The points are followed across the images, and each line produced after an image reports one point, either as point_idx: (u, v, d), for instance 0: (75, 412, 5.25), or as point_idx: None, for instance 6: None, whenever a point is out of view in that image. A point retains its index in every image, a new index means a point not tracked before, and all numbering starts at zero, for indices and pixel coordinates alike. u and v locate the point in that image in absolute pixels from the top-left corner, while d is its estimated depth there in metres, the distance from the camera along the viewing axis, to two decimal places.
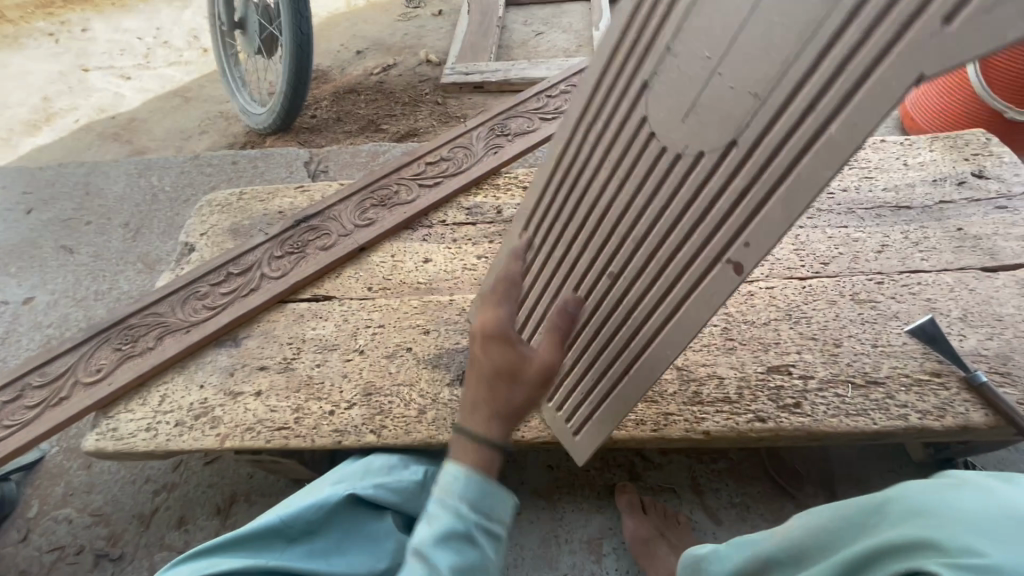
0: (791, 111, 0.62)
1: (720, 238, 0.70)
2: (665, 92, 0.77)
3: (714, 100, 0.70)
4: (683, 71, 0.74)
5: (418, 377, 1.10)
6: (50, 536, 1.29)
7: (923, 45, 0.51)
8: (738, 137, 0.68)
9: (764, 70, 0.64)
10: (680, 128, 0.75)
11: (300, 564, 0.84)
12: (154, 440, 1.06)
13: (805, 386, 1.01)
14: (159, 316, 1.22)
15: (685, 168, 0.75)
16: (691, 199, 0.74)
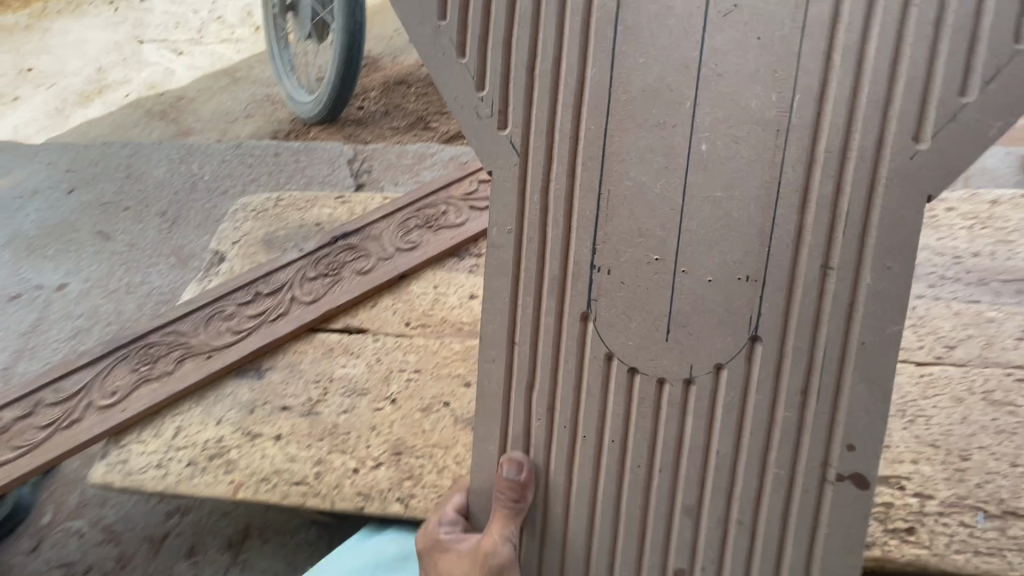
0: (810, 275, 0.70)
1: (825, 456, 0.74)
2: (613, 314, 0.76)
3: (695, 309, 0.74)
4: (630, 286, 0.75)
5: (455, 440, 0.96)
6: (59, 550, 1.23)
7: (914, 173, 0.65)
8: (756, 333, 0.73)
9: (735, 257, 0.72)
10: (668, 355, 0.75)
11: None
12: (164, 480, 0.97)
13: (922, 508, 0.83)
14: (181, 336, 1.13)
15: (724, 388, 0.75)
16: (765, 424, 0.75)
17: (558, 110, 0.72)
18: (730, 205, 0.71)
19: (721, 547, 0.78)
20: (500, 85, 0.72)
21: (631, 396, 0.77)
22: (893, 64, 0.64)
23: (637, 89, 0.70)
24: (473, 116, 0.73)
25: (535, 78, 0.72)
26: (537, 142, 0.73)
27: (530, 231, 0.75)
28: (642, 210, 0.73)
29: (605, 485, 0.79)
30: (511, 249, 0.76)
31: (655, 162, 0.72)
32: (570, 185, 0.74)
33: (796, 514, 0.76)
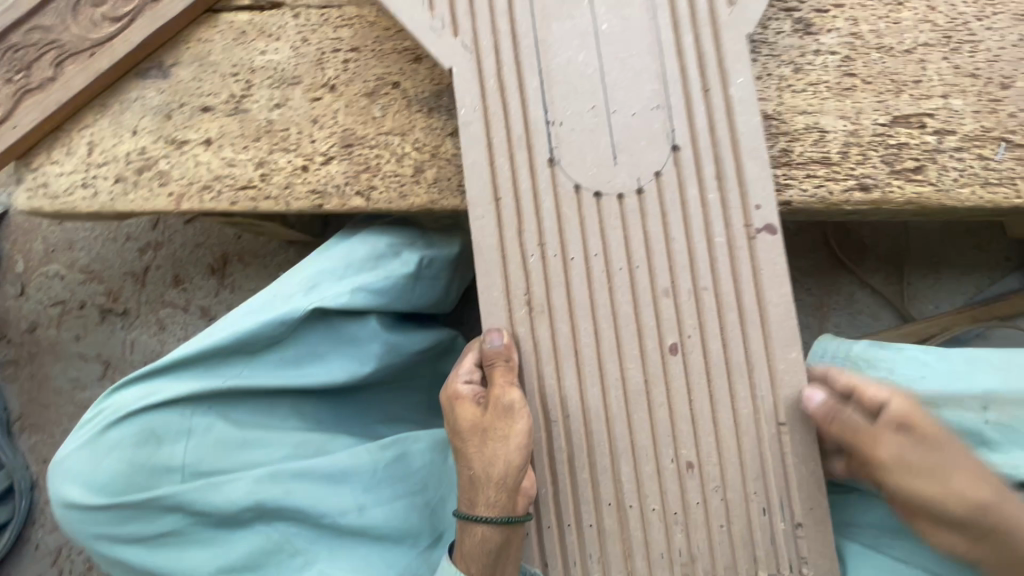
0: (709, 82, 0.70)
1: (734, 219, 0.69)
2: (575, 152, 0.71)
3: (629, 136, 0.70)
4: (580, 132, 0.71)
5: (411, 124, 0.82)
6: (47, 291, 1.24)
7: None
8: (676, 142, 0.70)
9: (652, 87, 0.71)
10: (619, 174, 0.70)
11: (270, 377, 0.75)
12: (97, 200, 0.87)
13: (939, 144, 0.74)
14: (49, 33, 0.88)
15: (669, 192, 0.70)
16: (699, 210, 0.70)
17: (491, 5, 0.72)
18: (627, 45, 0.71)
19: (698, 317, 0.69)
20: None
21: (599, 218, 0.70)
22: None
23: None
24: (426, 29, 0.72)
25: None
26: (468, 20, 0.72)
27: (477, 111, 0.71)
28: (570, 69, 0.71)
29: (597, 293, 0.70)
30: (479, 123, 0.71)
31: (571, 24, 0.71)
32: (508, 49, 0.72)
33: (746, 273, 0.69)
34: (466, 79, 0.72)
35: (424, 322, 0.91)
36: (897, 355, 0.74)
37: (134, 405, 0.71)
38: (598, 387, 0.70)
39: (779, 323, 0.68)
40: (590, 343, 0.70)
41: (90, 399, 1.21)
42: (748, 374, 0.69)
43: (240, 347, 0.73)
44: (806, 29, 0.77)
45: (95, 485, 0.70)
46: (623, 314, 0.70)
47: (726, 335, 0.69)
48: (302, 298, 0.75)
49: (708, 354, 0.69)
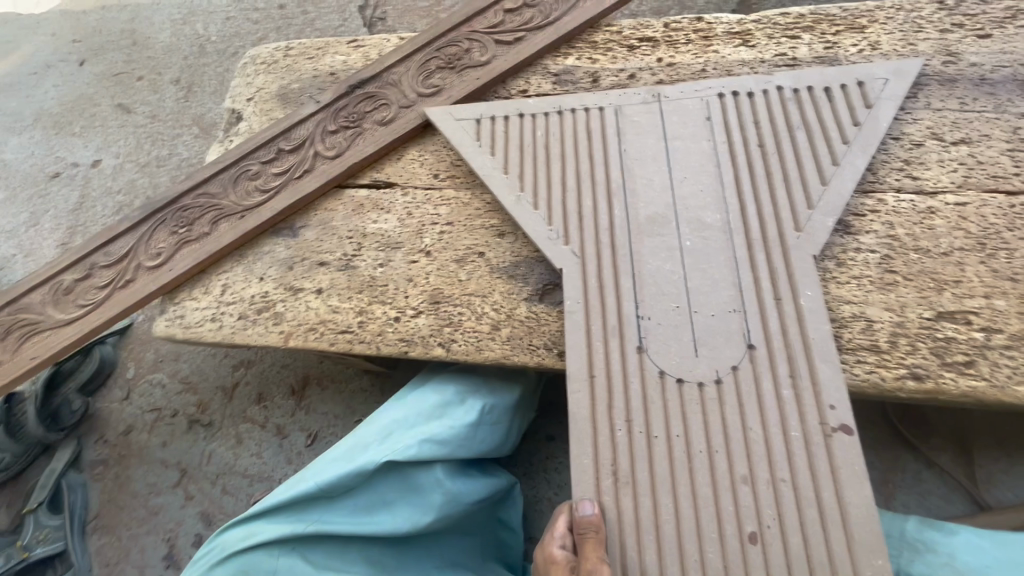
0: (780, 290, 0.81)
1: (816, 417, 0.73)
2: (662, 341, 0.80)
3: (706, 331, 0.80)
4: (665, 325, 0.81)
5: (492, 288, 0.95)
6: (148, 397, 1.39)
7: (829, 201, 0.85)
8: (753, 343, 0.78)
9: (727, 293, 0.82)
10: (700, 364, 0.78)
11: (344, 524, 0.83)
12: (220, 331, 1.02)
13: (987, 341, 0.78)
14: (212, 198, 1.12)
15: (746, 383, 0.76)
16: (779, 407, 0.74)
17: (597, 225, 0.89)
18: (707, 258, 0.84)
19: (777, 507, 0.70)
20: (547, 191, 0.93)
21: (681, 402, 0.76)
22: (788, 147, 0.90)
23: (644, 217, 0.89)
24: (543, 237, 0.90)
25: (580, 184, 0.93)
26: (578, 232, 0.89)
27: (572, 300, 0.85)
28: (659, 275, 0.84)
29: (679, 472, 0.73)
30: (580, 310, 0.84)
31: (661, 240, 0.87)
32: (608, 255, 0.87)
33: (823, 469, 0.71)
34: (572, 279, 0.86)
35: (485, 468, 0.96)
36: (956, 540, 0.74)
37: (234, 543, 0.81)
38: (679, 573, 0.69)
39: (862, 522, 0.68)
40: (671, 522, 0.71)
41: (162, 505, 1.28)
42: (832, 575, 0.67)
43: (322, 494, 0.83)
44: (845, 229, 0.87)
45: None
46: (702, 496, 0.71)
47: (806, 531, 0.69)
48: (377, 449, 0.85)
49: (790, 548, 0.68)
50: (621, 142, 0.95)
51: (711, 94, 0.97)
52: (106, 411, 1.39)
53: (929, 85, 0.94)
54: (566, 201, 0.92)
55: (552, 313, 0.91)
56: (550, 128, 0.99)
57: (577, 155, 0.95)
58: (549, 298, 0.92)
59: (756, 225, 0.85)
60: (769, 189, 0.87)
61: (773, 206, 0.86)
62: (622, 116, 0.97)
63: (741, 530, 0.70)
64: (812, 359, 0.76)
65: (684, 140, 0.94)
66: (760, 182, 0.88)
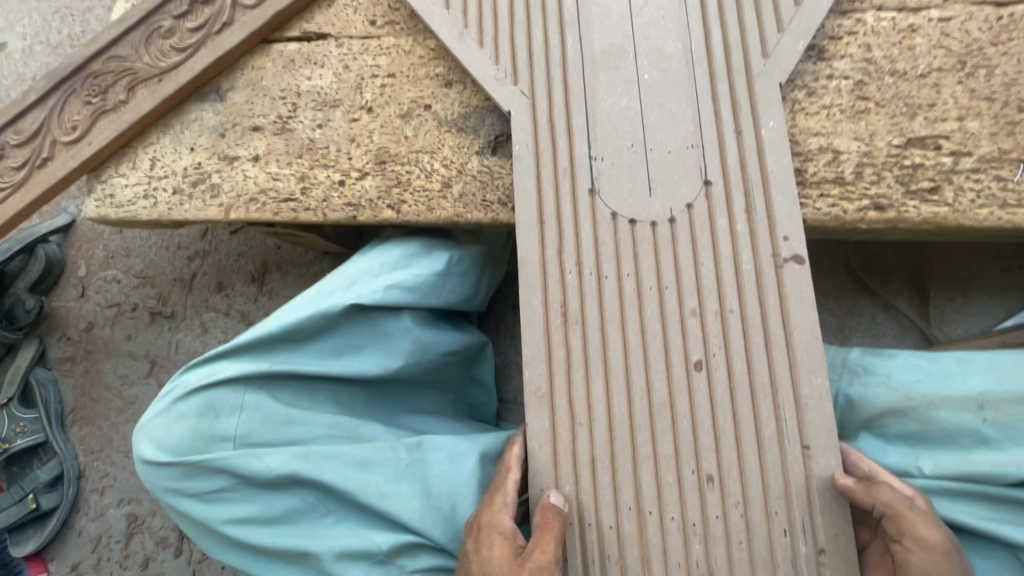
0: (745, 120, 0.75)
1: (768, 250, 0.71)
2: (615, 183, 0.75)
3: (663, 168, 0.75)
4: (619, 166, 0.76)
5: (441, 143, 0.88)
6: (104, 294, 1.34)
7: (803, 19, 0.77)
8: (710, 180, 0.74)
9: (686, 128, 0.76)
10: (653, 205, 0.74)
11: (312, 366, 0.78)
12: (155, 209, 0.95)
13: (954, 166, 0.75)
14: (124, 61, 0.99)
15: (701, 221, 0.73)
16: (732, 242, 0.72)
17: (548, 62, 0.81)
18: (667, 93, 0.77)
19: (723, 336, 0.70)
20: (493, 27, 0.83)
21: (633, 243, 0.74)
22: None
23: (599, 50, 0.80)
24: (490, 78, 0.82)
25: (529, 17, 0.83)
26: (529, 71, 0.81)
27: (522, 146, 0.79)
28: (615, 113, 0.78)
29: (629, 310, 0.72)
30: (530, 155, 0.78)
31: (617, 74, 0.79)
32: (560, 95, 0.80)
33: (772, 298, 0.70)
34: (522, 122, 0.80)
35: (456, 325, 0.94)
36: (893, 361, 0.76)
37: (198, 380, 0.75)
38: (625, 401, 0.70)
39: (805, 346, 0.69)
40: (619, 355, 0.71)
41: (137, 395, 1.29)
42: (771, 395, 0.68)
43: (286, 336, 0.77)
44: (819, 54, 0.80)
45: (163, 445, 0.73)
46: (651, 330, 0.71)
47: (750, 356, 0.70)
48: (341, 293, 0.79)
49: (733, 374, 0.69)
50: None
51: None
52: (63, 310, 1.36)
53: None
54: (515, 36, 0.83)
55: (506, 166, 0.86)
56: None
57: None
58: (501, 150, 0.86)
59: (721, 52, 0.78)
60: (737, 12, 0.78)
61: (741, 30, 0.78)
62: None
63: (689, 359, 0.70)
64: (770, 191, 0.73)
65: None
66: (727, 2, 0.79)
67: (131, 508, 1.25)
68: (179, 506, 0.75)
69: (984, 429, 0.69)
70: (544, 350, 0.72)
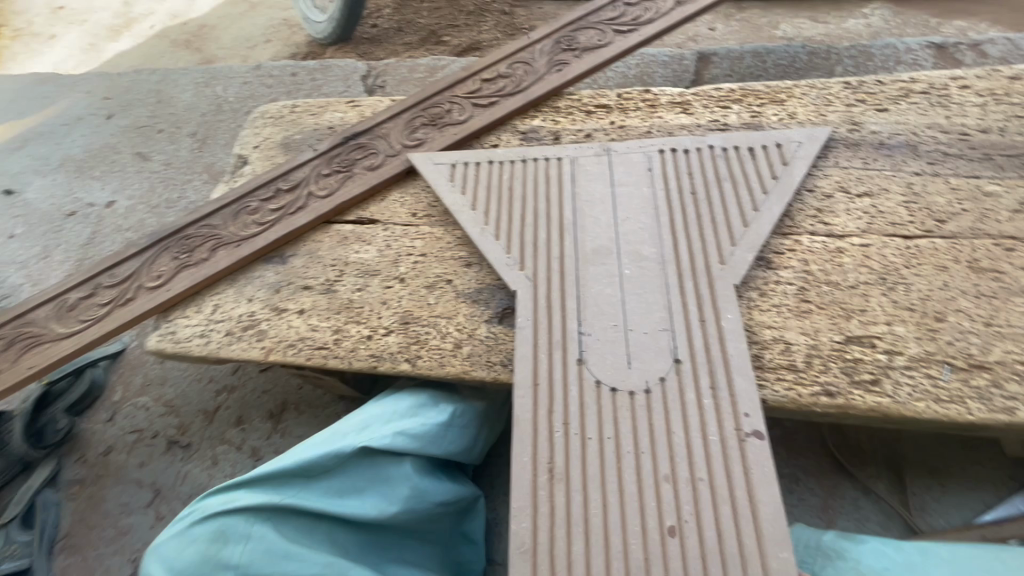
0: (707, 312, 0.92)
1: (732, 424, 0.82)
2: (600, 355, 0.90)
3: (640, 346, 0.90)
4: (604, 341, 0.91)
5: (457, 310, 1.05)
6: (131, 419, 1.44)
7: (751, 238, 0.98)
8: (679, 359, 0.88)
9: (659, 314, 0.92)
10: (632, 376, 0.87)
11: (319, 503, 0.85)
12: (207, 346, 1.11)
13: (889, 362, 0.88)
14: (213, 229, 1.25)
15: (673, 394, 0.85)
16: (701, 415, 0.83)
17: (549, 255, 1.02)
18: (643, 286, 0.96)
19: (693, 503, 0.78)
20: (508, 227, 1.07)
21: (613, 409, 0.85)
22: (715, 193, 1.04)
23: (590, 249, 1.01)
24: (503, 265, 1.02)
25: (536, 222, 1.06)
26: (533, 261, 1.02)
27: (524, 320, 0.96)
28: (601, 298, 0.96)
29: (609, 471, 0.81)
30: (530, 328, 0.94)
31: (603, 268, 0.99)
32: (557, 281, 0.99)
33: (736, 469, 0.79)
34: (525, 300, 0.98)
35: (454, 475, 1.01)
36: (862, 546, 0.81)
37: (215, 506, 0.82)
38: (604, 562, 0.76)
39: (770, 519, 0.75)
40: (599, 515, 0.79)
41: (131, 526, 1.30)
42: (741, 567, 0.73)
43: (303, 470, 0.85)
44: (767, 264, 0.99)
45: (173, 566, 0.79)
46: (629, 492, 0.80)
47: (719, 524, 0.76)
48: (356, 435, 0.89)
49: (705, 542, 0.75)
50: (574, 187, 1.10)
51: (654, 149, 1.12)
52: (88, 431, 1.44)
53: (837, 147, 1.11)
54: (524, 234, 1.05)
55: (509, 334, 1.01)
56: (513, 174, 1.14)
57: (535, 197, 1.10)
58: (506, 320, 1.02)
59: (687, 257, 0.98)
60: (698, 229, 1.00)
61: (702, 241, 0.99)
62: (576, 165, 1.13)
63: (664, 522, 0.77)
64: (731, 372, 0.86)
65: (629, 186, 1.08)
66: (691, 221, 1.02)
67: None
68: None
69: None
70: (530, 503, 0.81)
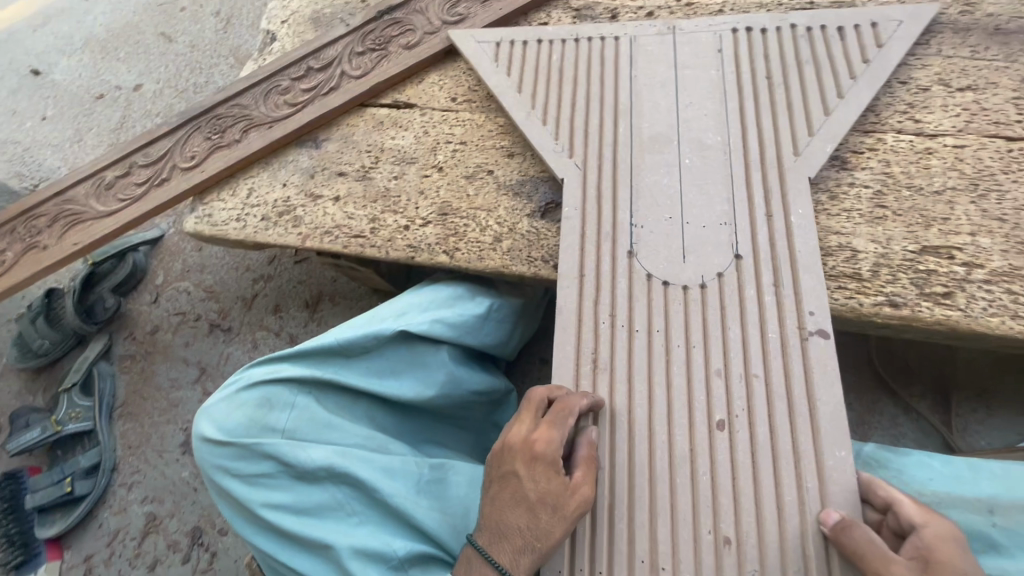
0: (776, 206, 0.85)
1: (796, 322, 0.78)
2: (651, 248, 0.85)
3: (697, 241, 0.85)
4: (657, 234, 0.86)
5: (497, 204, 1.00)
6: (174, 302, 1.49)
7: (834, 125, 0.87)
8: (740, 254, 0.83)
9: (721, 208, 0.86)
10: (686, 270, 0.83)
11: (358, 381, 0.87)
12: (244, 230, 1.09)
13: (967, 275, 0.81)
14: (244, 109, 1.19)
15: (730, 289, 0.81)
16: (759, 312, 0.79)
17: (602, 144, 0.94)
18: (705, 176, 0.88)
19: (746, 399, 0.76)
20: (557, 111, 0.98)
21: (665, 303, 0.82)
22: (793, 76, 0.92)
23: (646, 136, 0.93)
24: (550, 154, 0.95)
25: (589, 107, 0.97)
26: (583, 149, 0.95)
27: (571, 211, 0.90)
28: (655, 189, 0.89)
29: (656, 364, 0.80)
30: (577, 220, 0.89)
31: (660, 157, 0.91)
32: (609, 171, 0.92)
33: (796, 368, 0.76)
34: (572, 191, 0.92)
35: (488, 368, 1.02)
36: (906, 458, 0.79)
37: (260, 375, 0.85)
38: (644, 452, 0.77)
39: (829, 418, 0.73)
40: (644, 406, 0.78)
41: (181, 399, 1.39)
42: (794, 462, 0.72)
43: (341, 350, 0.86)
44: (842, 164, 0.90)
45: (222, 426, 0.82)
46: (676, 386, 0.78)
47: (772, 420, 0.74)
48: (393, 320, 0.89)
49: (754, 436, 0.74)
50: (632, 69, 0.99)
51: (726, 28, 0.99)
52: (136, 311, 1.50)
53: (942, 33, 0.95)
54: (575, 120, 0.97)
55: (552, 230, 0.96)
56: (564, 56, 1.03)
57: (588, 81, 1.00)
58: (550, 215, 0.97)
59: (758, 148, 0.89)
60: (771, 116, 0.91)
61: (774, 130, 0.89)
62: (636, 46, 1.01)
63: (714, 417, 0.76)
64: (797, 271, 0.80)
65: (693, 68, 0.97)
66: (764, 108, 0.91)
67: (151, 507, 1.31)
68: (224, 486, 0.83)
69: (994, 533, 0.72)
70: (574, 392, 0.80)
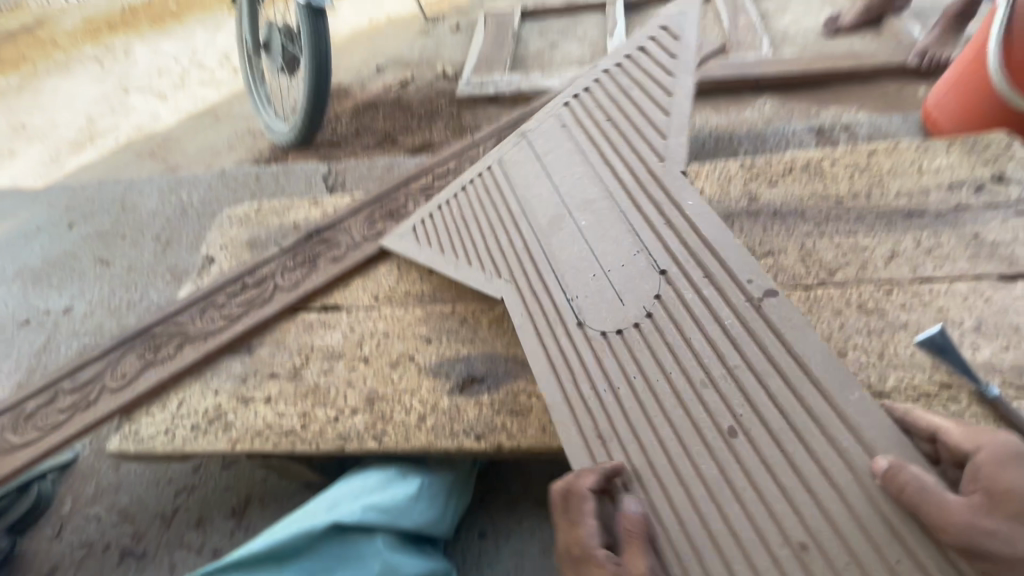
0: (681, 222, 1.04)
1: (743, 294, 0.93)
2: (593, 310, 1.03)
3: (628, 278, 1.03)
4: (594, 294, 1.04)
5: (420, 385, 1.12)
6: (80, 532, 1.37)
7: (675, 144, 1.10)
8: (668, 269, 1.01)
9: (632, 243, 1.06)
10: (631, 309, 1.00)
11: None
12: (172, 443, 1.12)
13: None
14: (180, 326, 1.30)
15: (671, 302, 0.98)
16: (704, 304, 0.95)
17: (523, 237, 1.16)
18: (607, 225, 1.10)
19: (743, 395, 0.86)
20: (471, 245, 1.22)
21: (627, 347, 0.97)
22: (619, 137, 1.18)
23: (546, 216, 1.16)
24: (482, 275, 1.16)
25: (492, 227, 1.21)
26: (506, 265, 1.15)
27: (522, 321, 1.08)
28: (578, 256, 1.09)
29: (647, 403, 0.91)
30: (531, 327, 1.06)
31: (566, 230, 1.13)
32: (533, 262, 1.12)
33: (762, 331, 0.89)
34: (515, 302, 1.10)
35: (426, 549, 1.03)
36: None
37: None
38: (676, 484, 0.84)
39: (820, 363, 0.84)
40: (656, 451, 0.87)
41: None
42: (818, 434, 0.80)
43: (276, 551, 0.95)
44: None
45: None
46: (676, 419, 0.88)
47: (769, 393, 0.85)
48: (325, 514, 0.97)
49: (765, 425, 0.83)
50: (511, 183, 1.25)
51: (559, 118, 1.30)
52: (32, 550, 1.36)
53: (740, 217, 1.30)
54: (489, 239, 1.19)
55: (470, 403, 1.08)
56: (460, 204, 1.29)
57: (484, 210, 1.25)
58: (467, 390, 1.09)
59: (637, 182, 1.11)
60: (624, 155, 1.15)
61: (638, 164, 1.13)
62: (504, 166, 1.29)
63: (728, 418, 0.85)
64: (720, 250, 0.97)
65: (555, 155, 1.24)
66: (623, 160, 1.15)
67: None
68: None
69: None
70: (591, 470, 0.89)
